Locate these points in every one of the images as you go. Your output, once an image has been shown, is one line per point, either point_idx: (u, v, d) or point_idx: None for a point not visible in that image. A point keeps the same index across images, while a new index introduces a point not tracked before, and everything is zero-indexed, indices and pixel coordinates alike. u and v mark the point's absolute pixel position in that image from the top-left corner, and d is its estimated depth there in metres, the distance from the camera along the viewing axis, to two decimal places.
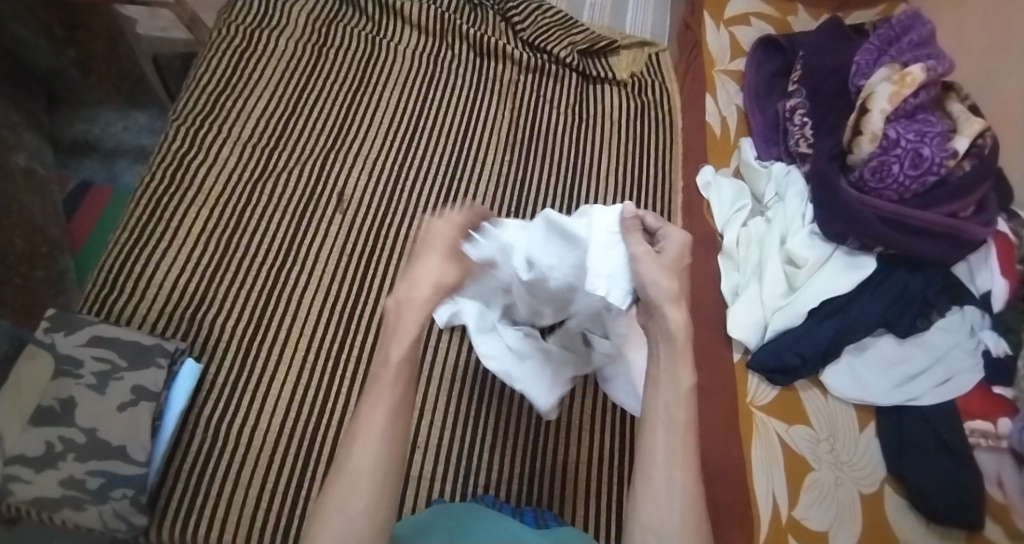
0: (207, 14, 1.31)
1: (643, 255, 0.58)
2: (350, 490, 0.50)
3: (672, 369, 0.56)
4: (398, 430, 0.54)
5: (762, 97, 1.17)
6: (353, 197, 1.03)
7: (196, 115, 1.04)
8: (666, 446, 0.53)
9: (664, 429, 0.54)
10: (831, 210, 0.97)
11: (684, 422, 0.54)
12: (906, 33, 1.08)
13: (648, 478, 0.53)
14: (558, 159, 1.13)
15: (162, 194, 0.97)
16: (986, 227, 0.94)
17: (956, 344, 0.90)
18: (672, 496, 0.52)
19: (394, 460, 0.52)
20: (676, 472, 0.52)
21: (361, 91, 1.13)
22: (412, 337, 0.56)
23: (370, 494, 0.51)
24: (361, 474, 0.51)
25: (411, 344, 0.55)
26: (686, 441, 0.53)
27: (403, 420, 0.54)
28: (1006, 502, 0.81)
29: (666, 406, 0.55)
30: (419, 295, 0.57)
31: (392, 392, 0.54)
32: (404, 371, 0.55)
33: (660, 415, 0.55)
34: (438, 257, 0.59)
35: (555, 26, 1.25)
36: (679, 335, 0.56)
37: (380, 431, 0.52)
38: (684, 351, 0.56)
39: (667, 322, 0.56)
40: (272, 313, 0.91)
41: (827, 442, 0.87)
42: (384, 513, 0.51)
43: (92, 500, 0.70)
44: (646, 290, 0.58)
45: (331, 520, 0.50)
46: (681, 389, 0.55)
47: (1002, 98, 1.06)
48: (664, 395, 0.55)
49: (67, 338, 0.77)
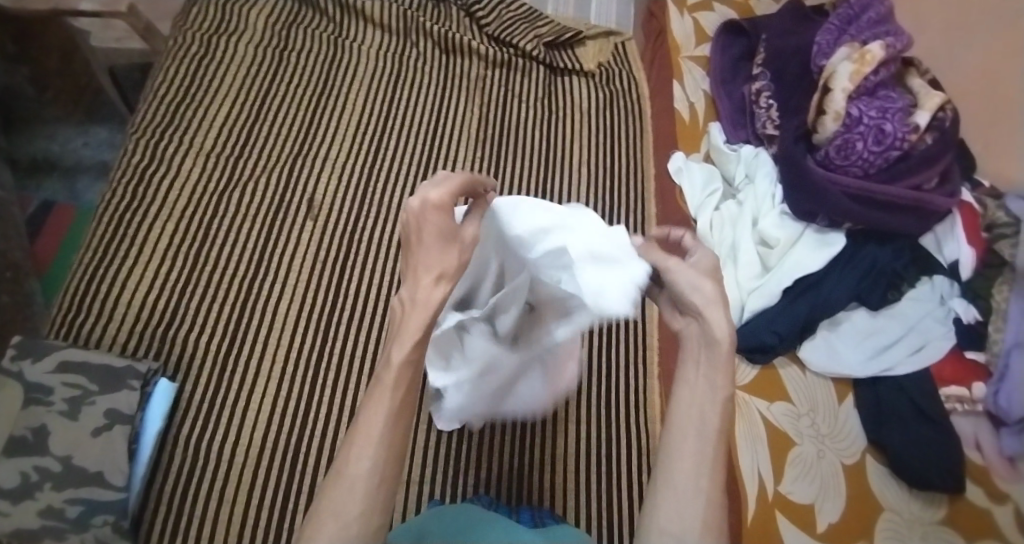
0: (163, 22, 1.28)
1: (678, 266, 0.55)
2: (344, 494, 0.46)
3: (711, 374, 0.51)
4: (398, 434, 0.49)
5: (727, 81, 1.18)
6: (324, 203, 1.01)
7: (155, 127, 1.01)
8: (696, 453, 0.49)
9: (696, 435, 0.50)
10: (800, 190, 0.98)
11: (717, 430, 0.50)
12: (864, 11, 1.09)
13: (671, 480, 0.49)
14: (530, 153, 1.12)
15: (125, 210, 0.94)
16: (951, 198, 0.96)
17: (927, 312, 0.92)
18: (692, 505, 0.48)
19: (392, 465, 0.48)
20: (702, 481, 0.48)
21: (325, 94, 1.11)
22: (416, 338, 0.49)
23: (367, 498, 0.46)
24: (356, 479, 0.47)
25: (416, 344, 0.49)
26: (716, 453, 0.49)
27: (403, 422, 0.49)
28: (984, 463, 0.83)
29: (700, 411, 0.50)
30: (422, 287, 0.49)
31: (392, 395, 0.48)
32: (407, 371, 0.49)
33: (692, 419, 0.50)
34: (437, 244, 0.50)
35: (519, 18, 1.24)
36: (721, 343, 0.51)
37: (378, 434, 0.47)
38: (726, 359, 0.51)
39: (709, 326, 0.51)
40: (248, 325, 0.90)
41: (807, 417, 0.89)
42: (379, 518, 0.47)
43: (73, 528, 0.69)
44: (682, 295, 0.54)
45: (325, 525, 0.45)
46: (717, 395, 0.50)
47: (960, 71, 1.07)
48: (698, 400, 0.51)
49: (35, 365, 0.75)
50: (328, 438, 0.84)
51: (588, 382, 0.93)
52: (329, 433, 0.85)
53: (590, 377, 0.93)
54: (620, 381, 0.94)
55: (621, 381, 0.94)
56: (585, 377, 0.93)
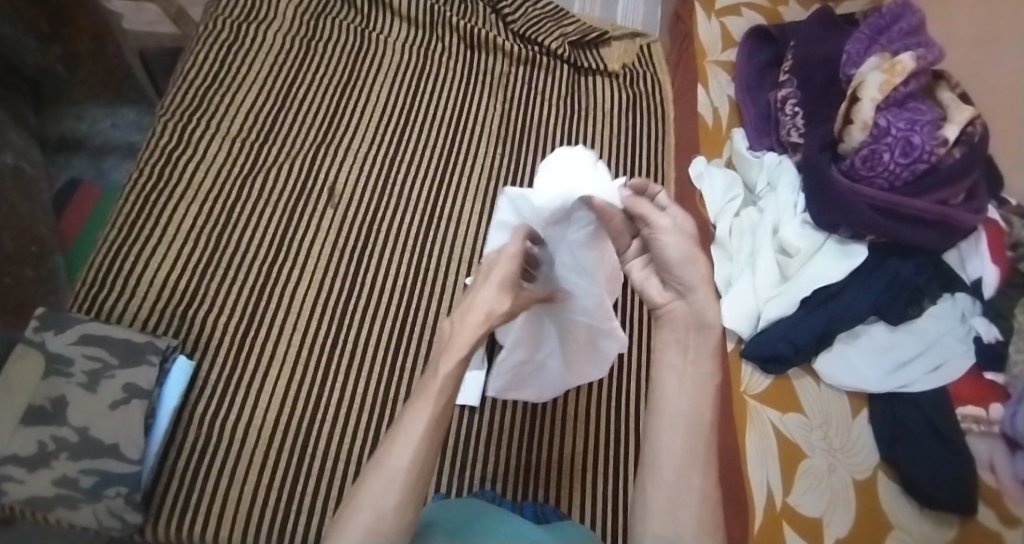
0: (195, 7, 1.29)
1: (668, 231, 0.52)
2: (381, 485, 0.47)
3: (699, 361, 0.51)
4: (436, 438, 0.50)
5: (753, 88, 1.17)
6: (345, 192, 1.02)
7: (184, 111, 1.03)
8: (690, 446, 0.48)
9: (687, 427, 0.49)
10: (823, 199, 0.97)
11: (710, 420, 0.49)
12: (896, 21, 1.08)
13: (660, 475, 0.49)
14: (551, 153, 1.12)
15: (151, 190, 0.96)
16: (976, 214, 0.94)
17: (948, 331, 0.91)
18: (686, 499, 0.48)
19: (427, 465, 0.49)
20: (695, 476, 0.48)
21: (351, 85, 1.12)
22: (463, 353, 0.52)
23: (401, 493, 0.47)
24: (394, 472, 0.48)
25: (463, 357, 0.52)
26: (707, 442, 0.49)
27: (442, 431, 0.50)
28: (998, 487, 0.81)
29: (692, 402, 0.50)
30: (472, 320, 0.54)
31: (435, 401, 0.50)
32: (450, 385, 0.51)
33: (679, 410, 0.49)
34: (496, 287, 0.56)
35: (546, 17, 1.24)
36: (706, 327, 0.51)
37: (422, 431, 0.49)
38: (713, 345, 0.51)
39: (702, 307, 0.51)
40: (265, 308, 0.91)
41: (820, 430, 0.88)
42: (412, 514, 0.48)
43: (87, 498, 0.70)
44: (670, 263, 0.52)
45: (358, 515, 0.46)
46: (704, 382, 0.50)
47: (991, 86, 1.06)
48: (689, 390, 0.50)
49: (58, 336, 0.76)
50: (339, 424, 0.85)
51: (599, 383, 0.93)
52: (341, 419, 0.85)
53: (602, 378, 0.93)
54: (631, 382, 0.93)
55: (632, 383, 0.93)
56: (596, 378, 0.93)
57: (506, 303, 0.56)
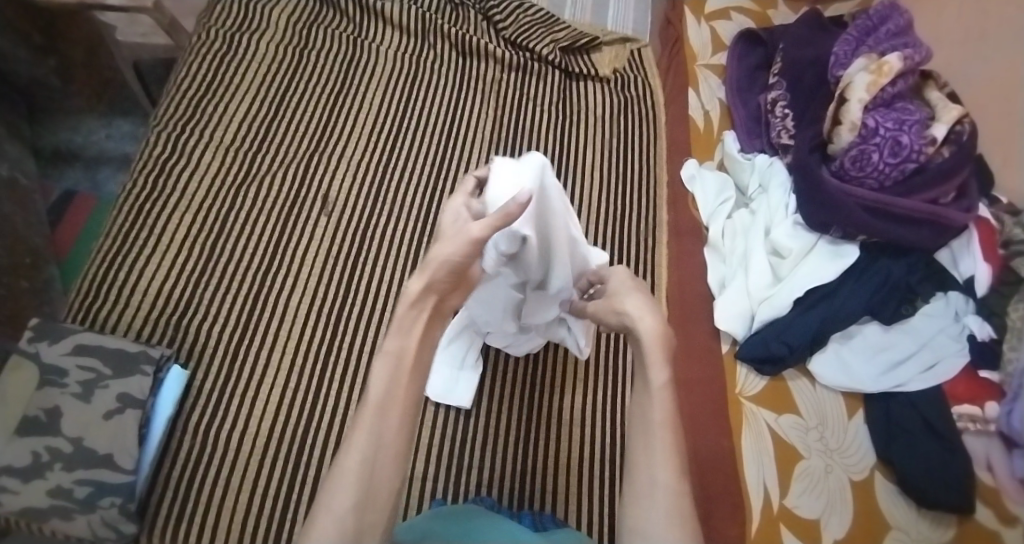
0: (187, 19, 1.30)
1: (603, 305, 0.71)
2: (337, 490, 0.53)
3: (644, 371, 0.64)
4: (384, 429, 0.56)
5: (744, 91, 1.18)
6: (338, 199, 1.03)
7: (177, 121, 1.03)
8: (647, 447, 0.59)
9: (643, 432, 0.60)
10: (814, 200, 0.98)
11: (660, 421, 0.60)
12: (883, 23, 1.09)
13: (636, 477, 0.59)
14: (543, 158, 1.13)
15: (144, 200, 0.96)
16: (967, 212, 0.95)
17: (941, 330, 0.91)
18: (656, 494, 0.57)
19: (380, 459, 0.55)
20: (658, 474, 0.58)
21: (344, 93, 1.13)
22: (397, 331, 0.61)
23: (357, 490, 0.53)
24: (347, 475, 0.53)
25: (397, 336, 0.61)
26: (663, 438, 0.59)
27: (390, 421, 0.57)
28: (995, 486, 0.81)
29: (645, 409, 0.61)
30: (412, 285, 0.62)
31: (379, 391, 0.58)
32: (395, 376, 0.59)
33: (643, 419, 0.62)
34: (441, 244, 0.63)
35: (536, 23, 1.25)
36: (646, 341, 0.64)
37: (368, 432, 0.55)
38: (652, 351, 0.64)
39: (640, 328, 0.66)
40: (259, 316, 0.91)
41: (817, 431, 0.88)
42: (371, 511, 0.53)
43: (81, 509, 0.70)
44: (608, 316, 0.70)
45: (321, 519, 0.52)
46: (656, 391, 0.61)
47: (980, 85, 1.06)
48: (643, 400, 0.62)
49: (52, 347, 0.77)
50: (333, 431, 0.85)
51: (594, 385, 0.93)
52: (335, 425, 0.86)
53: (597, 381, 0.93)
54: (627, 385, 0.93)
55: (627, 385, 0.93)
56: (590, 381, 0.93)
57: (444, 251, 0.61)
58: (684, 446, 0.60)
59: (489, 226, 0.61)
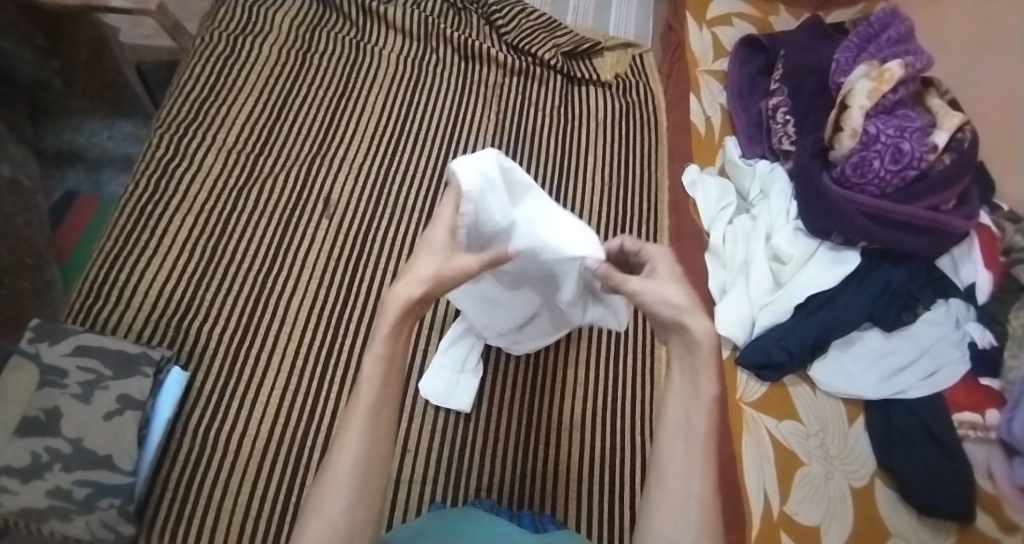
0: (191, 22, 1.31)
1: (643, 288, 0.62)
2: (330, 493, 0.52)
3: (694, 377, 0.58)
4: (377, 430, 0.55)
5: (745, 97, 1.18)
6: (340, 202, 1.03)
7: (180, 123, 1.04)
8: (685, 457, 0.55)
9: (684, 440, 0.56)
10: (815, 206, 0.98)
11: (704, 434, 0.56)
12: (884, 30, 1.09)
13: (667, 484, 0.55)
14: (545, 162, 1.13)
15: (147, 201, 0.96)
16: (967, 220, 0.95)
17: (942, 337, 0.91)
18: (687, 507, 0.54)
19: (372, 460, 0.54)
20: (693, 487, 0.54)
21: (347, 96, 1.13)
22: (389, 331, 0.56)
23: (349, 494, 0.52)
24: (340, 477, 0.52)
25: (389, 338, 0.56)
26: (704, 452, 0.55)
27: (382, 421, 0.55)
28: (996, 493, 0.81)
29: (689, 418, 0.57)
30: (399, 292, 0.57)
31: (370, 392, 0.55)
32: (390, 375, 0.56)
33: (682, 424, 0.57)
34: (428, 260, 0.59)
35: (539, 28, 1.25)
36: (702, 348, 0.57)
37: (361, 435, 0.54)
38: (706, 358, 0.57)
39: (693, 329, 0.58)
40: (260, 318, 0.91)
41: (817, 437, 0.88)
42: (363, 514, 0.52)
43: (79, 510, 0.70)
44: (650, 308, 0.61)
45: (313, 522, 0.51)
46: (704, 402, 0.56)
47: (980, 93, 1.07)
48: (687, 406, 0.57)
49: (52, 347, 0.77)
50: (333, 433, 0.85)
51: (595, 390, 0.93)
52: (336, 428, 0.85)
53: (597, 386, 0.93)
54: (627, 389, 0.93)
55: (627, 390, 0.93)
56: (591, 385, 0.93)
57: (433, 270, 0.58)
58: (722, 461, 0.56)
59: (483, 261, 0.61)
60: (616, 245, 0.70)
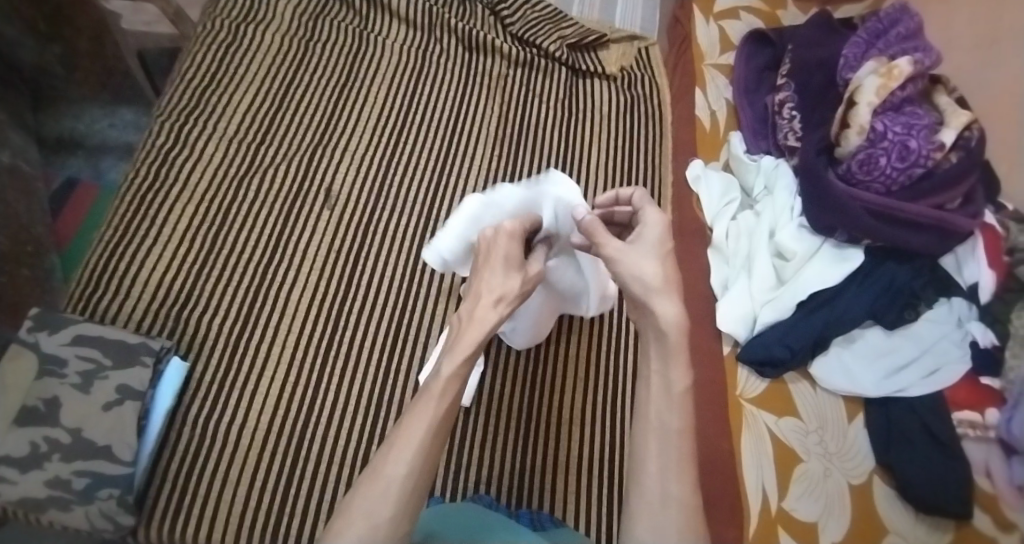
0: (193, 8, 1.30)
1: (620, 254, 0.63)
2: (376, 500, 0.52)
3: (664, 369, 0.58)
4: (434, 448, 0.55)
5: (751, 91, 1.17)
6: (342, 194, 1.02)
7: (181, 111, 1.03)
8: (661, 454, 0.56)
9: (659, 436, 0.57)
10: (820, 204, 0.97)
11: (678, 429, 0.57)
12: (893, 26, 1.08)
13: (644, 484, 0.56)
14: (549, 155, 1.12)
15: (147, 191, 0.96)
16: (972, 218, 0.94)
17: (944, 335, 0.90)
18: (668, 507, 0.54)
19: (422, 477, 0.54)
20: (671, 486, 0.55)
21: (349, 86, 1.12)
22: (466, 355, 0.58)
23: (395, 506, 0.52)
24: (391, 490, 0.52)
25: (464, 360, 0.58)
26: (679, 447, 0.56)
27: (439, 440, 0.56)
28: (994, 492, 0.81)
29: (662, 412, 0.57)
30: (481, 312, 0.61)
31: (435, 408, 0.56)
32: (452, 391, 0.57)
33: (656, 420, 0.58)
34: (505, 269, 0.64)
35: (543, 20, 1.24)
36: (671, 334, 0.58)
37: (421, 444, 0.54)
38: (675, 348, 0.58)
39: (658, 319, 0.59)
40: (260, 310, 0.91)
41: (816, 434, 0.88)
42: (405, 528, 0.53)
43: (79, 500, 0.70)
44: (624, 281, 0.62)
45: (353, 524, 0.51)
46: (676, 396, 0.57)
47: (988, 91, 1.06)
48: (660, 400, 0.58)
49: (52, 337, 0.76)
50: (332, 426, 0.85)
51: (596, 385, 0.93)
52: (335, 421, 0.85)
53: (598, 381, 0.93)
54: (628, 384, 0.93)
55: (628, 385, 0.93)
56: (591, 380, 0.93)
57: (516, 284, 0.63)
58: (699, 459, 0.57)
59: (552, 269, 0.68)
60: (626, 192, 0.74)
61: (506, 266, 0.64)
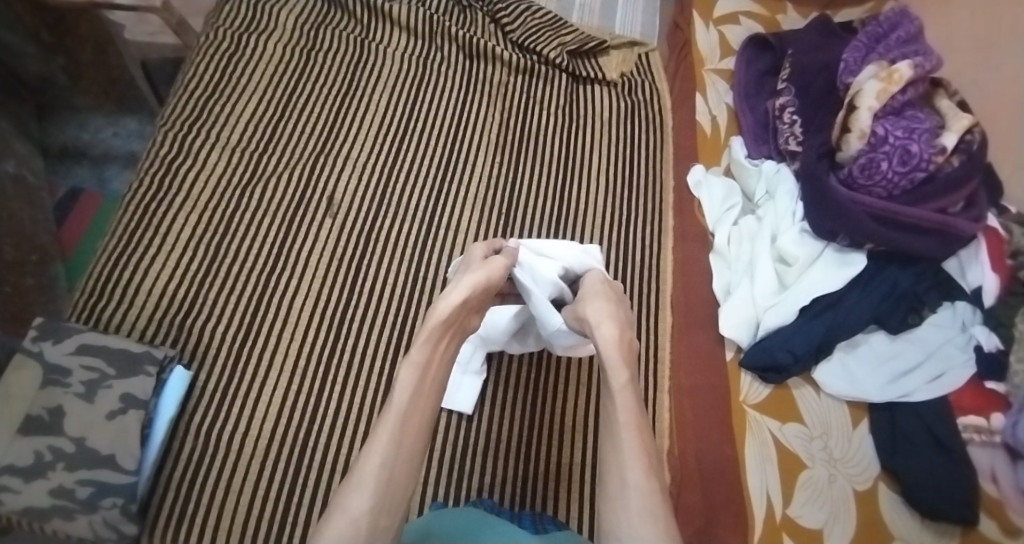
0: (195, 17, 1.30)
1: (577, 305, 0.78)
2: (354, 494, 0.57)
3: (607, 378, 0.69)
4: (404, 436, 0.62)
5: (751, 96, 1.17)
6: (343, 202, 1.02)
7: (183, 120, 1.04)
8: (616, 449, 0.64)
9: (612, 435, 0.65)
10: (820, 208, 0.97)
11: (626, 423, 0.65)
12: (893, 29, 1.08)
13: (606, 481, 0.62)
14: (549, 160, 1.12)
15: (150, 200, 0.96)
16: (975, 222, 0.94)
17: (948, 340, 0.90)
18: (629, 494, 0.60)
19: (398, 466, 0.60)
20: (629, 474, 0.61)
21: (349, 95, 1.12)
22: (422, 346, 0.69)
23: (373, 496, 0.57)
24: (367, 479, 0.58)
25: (422, 350, 0.68)
26: (630, 438, 0.64)
27: (410, 430, 0.63)
28: (1000, 497, 0.80)
29: (611, 413, 0.66)
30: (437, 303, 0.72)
31: (403, 399, 0.65)
32: (413, 381, 0.66)
33: (609, 423, 0.66)
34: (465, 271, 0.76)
35: (544, 26, 1.23)
36: (606, 348, 0.70)
37: (391, 436, 0.61)
38: (613, 358, 0.69)
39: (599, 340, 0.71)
40: (262, 318, 0.91)
41: (820, 440, 0.87)
42: (384, 516, 0.57)
43: (83, 509, 0.70)
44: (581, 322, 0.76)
45: (335, 521, 0.56)
46: (619, 395, 0.67)
47: (990, 94, 1.05)
48: (611, 405, 0.67)
49: (55, 347, 0.77)
50: (336, 434, 0.85)
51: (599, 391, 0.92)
52: (337, 429, 0.85)
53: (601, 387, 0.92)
54: None
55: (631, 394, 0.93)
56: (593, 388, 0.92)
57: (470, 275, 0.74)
58: (650, 447, 0.64)
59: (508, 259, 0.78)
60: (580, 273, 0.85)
61: (470, 265, 0.78)
